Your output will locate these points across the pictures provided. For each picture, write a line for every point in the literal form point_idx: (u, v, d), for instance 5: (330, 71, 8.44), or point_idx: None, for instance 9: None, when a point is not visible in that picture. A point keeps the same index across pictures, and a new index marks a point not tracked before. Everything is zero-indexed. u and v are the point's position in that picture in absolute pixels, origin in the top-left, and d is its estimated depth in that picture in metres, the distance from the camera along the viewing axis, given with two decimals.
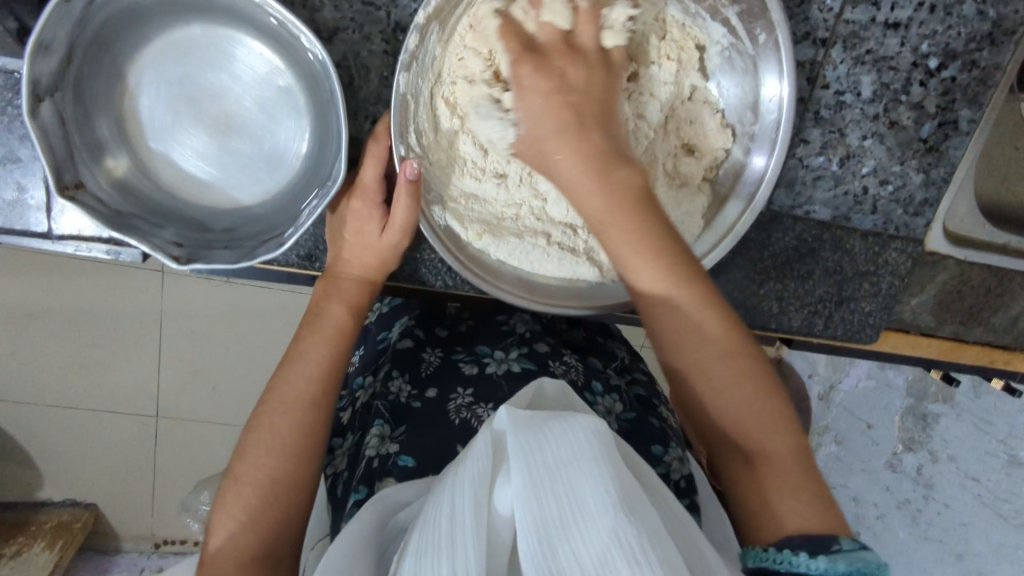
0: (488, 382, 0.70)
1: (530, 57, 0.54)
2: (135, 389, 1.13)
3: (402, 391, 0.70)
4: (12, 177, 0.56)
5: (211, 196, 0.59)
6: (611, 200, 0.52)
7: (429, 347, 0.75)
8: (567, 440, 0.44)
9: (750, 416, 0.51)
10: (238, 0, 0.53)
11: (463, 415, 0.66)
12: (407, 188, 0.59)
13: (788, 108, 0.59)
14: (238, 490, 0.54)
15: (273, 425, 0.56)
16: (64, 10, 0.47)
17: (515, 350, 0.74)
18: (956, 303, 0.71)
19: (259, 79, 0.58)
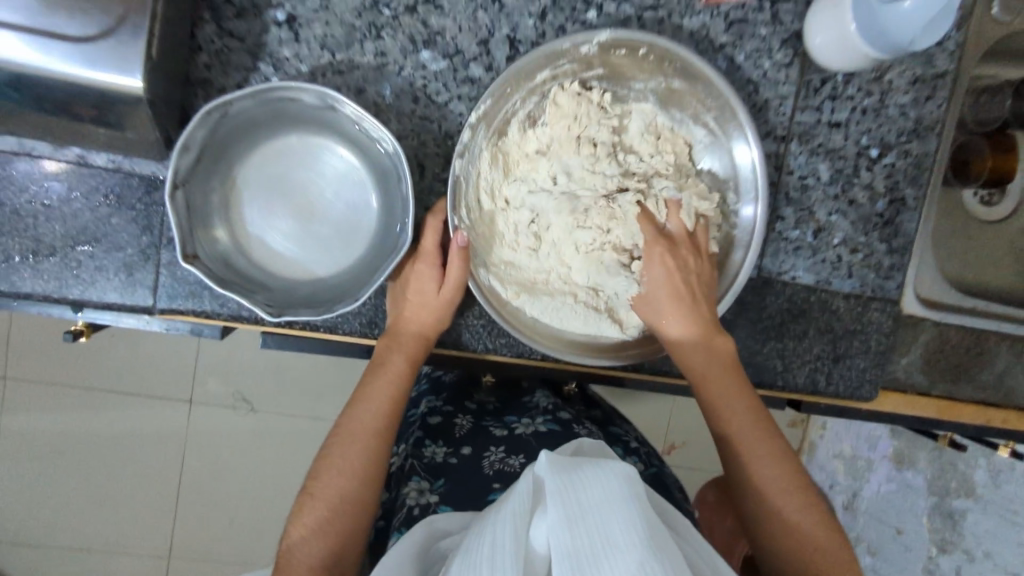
0: (520, 441, 0.77)
1: (658, 243, 0.70)
2: (258, 459, 1.42)
3: (438, 453, 0.78)
4: (131, 261, 0.71)
5: (294, 269, 0.71)
6: (692, 322, 0.71)
7: (461, 414, 0.83)
8: (599, 482, 0.50)
9: (783, 492, 0.66)
10: (330, 113, 0.67)
11: (498, 466, 0.74)
12: (459, 252, 0.69)
13: (760, 168, 0.73)
14: (312, 504, 0.61)
15: (345, 452, 0.63)
16: (203, 118, 0.61)
17: (541, 416, 0.81)
18: (942, 361, 0.96)
19: (340, 175, 0.72)
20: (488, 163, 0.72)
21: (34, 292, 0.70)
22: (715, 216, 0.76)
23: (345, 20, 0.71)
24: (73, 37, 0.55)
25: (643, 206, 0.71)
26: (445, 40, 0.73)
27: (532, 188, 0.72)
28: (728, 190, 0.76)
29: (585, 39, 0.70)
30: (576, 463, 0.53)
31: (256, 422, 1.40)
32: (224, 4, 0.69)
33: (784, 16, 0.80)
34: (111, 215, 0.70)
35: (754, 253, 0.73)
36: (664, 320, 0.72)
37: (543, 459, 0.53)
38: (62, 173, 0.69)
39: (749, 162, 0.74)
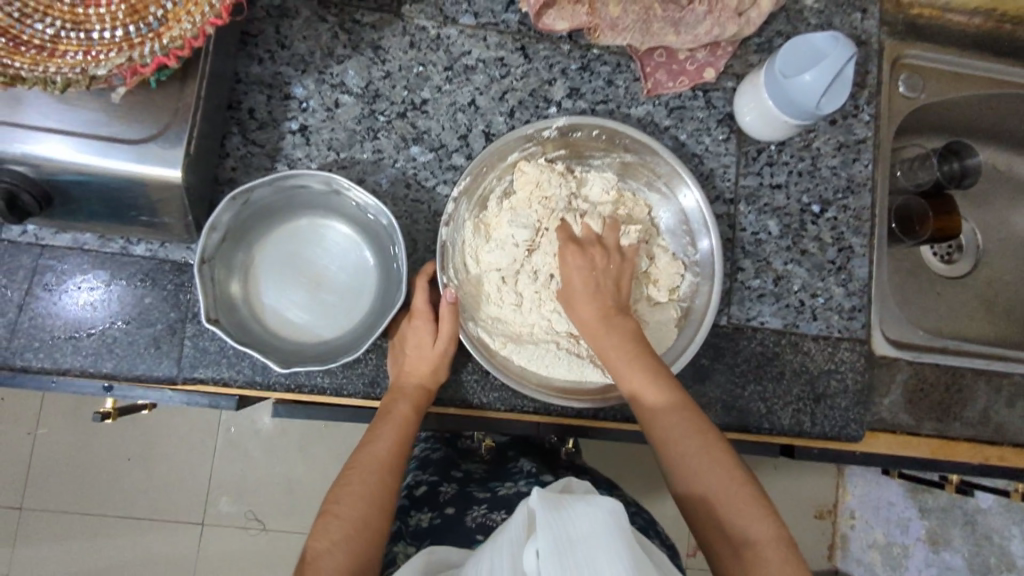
0: (502, 499, 0.83)
1: (572, 246, 0.78)
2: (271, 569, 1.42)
3: (423, 519, 0.82)
4: (159, 336, 0.80)
5: (304, 332, 0.80)
6: (610, 328, 0.76)
7: (446, 482, 0.88)
8: (587, 518, 0.55)
9: (707, 476, 0.68)
10: (335, 197, 0.80)
11: (480, 519, 0.79)
12: (449, 308, 0.79)
13: (706, 207, 0.84)
14: (337, 523, 0.66)
15: (365, 481, 0.70)
16: (230, 203, 0.73)
17: (523, 479, 0.87)
18: (925, 400, 0.98)
19: (344, 250, 0.83)
20: (471, 232, 0.84)
21: (72, 367, 0.78)
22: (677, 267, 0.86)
23: (347, 126, 0.86)
24: (133, 140, 0.68)
25: (563, 220, 0.82)
26: (431, 137, 0.88)
27: (507, 247, 0.82)
28: (685, 238, 0.87)
29: (545, 125, 0.83)
30: (565, 500, 0.58)
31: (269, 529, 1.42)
32: (249, 119, 0.84)
33: (716, 102, 0.95)
34: (146, 294, 0.80)
35: (716, 290, 0.82)
36: (579, 313, 0.78)
37: (535, 496, 0.58)
38: (107, 262, 0.80)
39: (693, 205, 0.85)
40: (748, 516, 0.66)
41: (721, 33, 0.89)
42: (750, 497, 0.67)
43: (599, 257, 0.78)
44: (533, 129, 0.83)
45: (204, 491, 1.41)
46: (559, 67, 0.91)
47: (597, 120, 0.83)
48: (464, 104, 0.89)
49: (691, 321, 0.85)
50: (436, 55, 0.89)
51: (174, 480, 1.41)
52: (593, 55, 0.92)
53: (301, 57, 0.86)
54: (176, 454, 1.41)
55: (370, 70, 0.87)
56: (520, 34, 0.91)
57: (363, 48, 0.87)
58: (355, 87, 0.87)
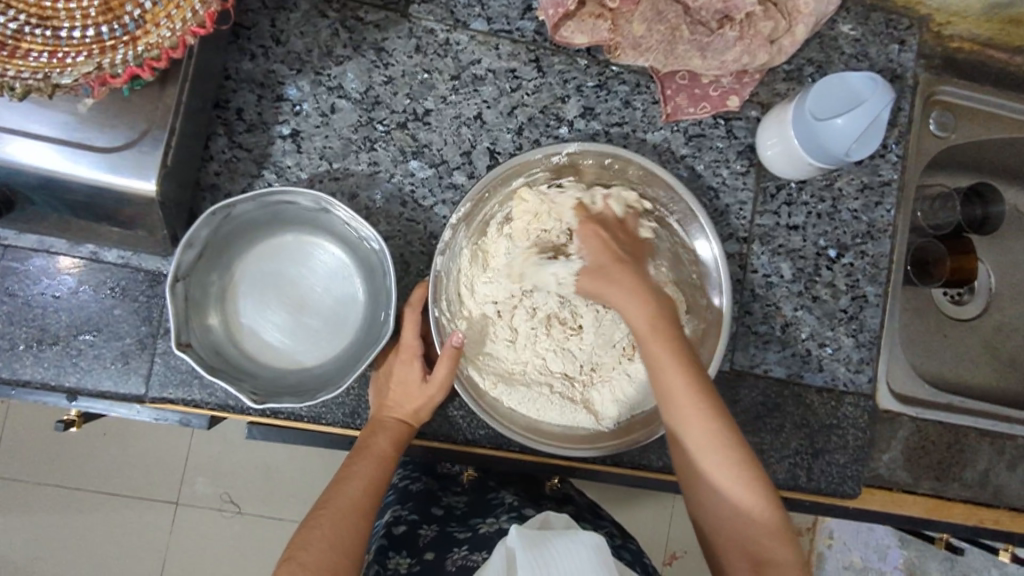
0: (483, 538, 0.79)
1: (593, 222, 0.77)
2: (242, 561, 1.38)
3: (402, 564, 0.79)
4: (128, 351, 0.75)
5: (283, 357, 0.75)
6: (622, 279, 0.72)
7: (424, 523, 0.84)
8: (569, 558, 0.58)
9: (708, 434, 0.66)
10: (324, 216, 0.74)
11: (460, 562, 0.75)
12: (451, 351, 0.74)
13: (722, 262, 0.79)
14: (302, 571, 0.62)
15: (334, 523, 0.66)
16: (207, 220, 0.68)
17: (505, 514, 0.83)
18: (925, 457, 0.95)
19: (331, 271, 0.77)
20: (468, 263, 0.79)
21: (33, 379, 0.73)
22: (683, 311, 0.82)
23: (342, 135, 0.80)
24: (104, 147, 0.62)
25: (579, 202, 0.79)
26: (432, 152, 0.82)
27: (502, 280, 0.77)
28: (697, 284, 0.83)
29: (555, 150, 0.78)
30: (544, 537, 0.60)
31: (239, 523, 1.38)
32: (236, 120, 0.78)
33: (738, 131, 0.89)
34: (115, 305, 0.75)
35: (721, 346, 0.77)
36: (596, 264, 0.74)
37: (512, 534, 0.60)
38: (74, 269, 0.74)
39: (709, 255, 0.80)
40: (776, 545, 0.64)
41: (751, 61, 0.82)
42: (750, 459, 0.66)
43: (619, 238, 0.77)
44: (542, 155, 0.78)
45: (176, 480, 1.38)
46: (574, 83, 0.85)
47: (610, 150, 0.78)
48: (469, 117, 0.83)
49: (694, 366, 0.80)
50: (443, 61, 0.82)
51: (145, 467, 1.37)
52: (612, 73, 0.86)
53: (297, 55, 0.79)
54: (150, 441, 1.37)
55: (370, 74, 0.81)
56: (535, 45, 0.84)
57: (365, 50, 0.81)
58: (353, 92, 0.80)
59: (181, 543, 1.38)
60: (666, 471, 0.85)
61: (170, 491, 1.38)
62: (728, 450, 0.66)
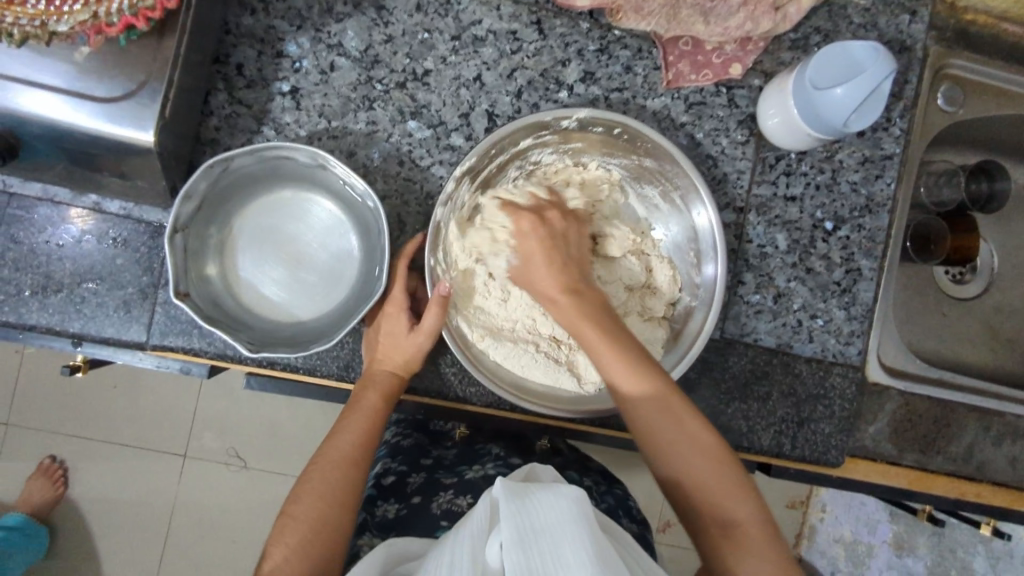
0: (469, 483, 0.83)
1: (523, 215, 0.73)
2: (244, 510, 1.42)
3: (390, 510, 0.83)
4: (129, 299, 0.77)
5: (280, 311, 0.77)
6: (551, 266, 0.71)
7: (412, 472, 0.88)
8: (551, 507, 0.55)
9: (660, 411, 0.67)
10: (318, 172, 0.75)
11: (446, 505, 0.80)
12: (438, 302, 0.75)
13: (718, 232, 0.80)
14: (294, 526, 0.65)
15: (323, 477, 0.69)
16: (205, 172, 0.69)
17: (490, 462, 0.87)
18: (911, 430, 0.96)
19: (327, 228, 0.79)
20: (457, 225, 0.79)
21: (38, 324, 0.76)
22: (675, 280, 0.83)
23: (341, 93, 0.81)
24: (103, 97, 0.63)
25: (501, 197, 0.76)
26: (430, 112, 0.82)
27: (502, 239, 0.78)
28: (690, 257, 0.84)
29: (565, 115, 0.78)
30: (527, 487, 0.58)
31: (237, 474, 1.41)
32: (236, 75, 0.79)
33: (739, 100, 0.88)
34: (117, 256, 0.77)
35: (712, 316, 0.78)
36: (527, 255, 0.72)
37: (495, 483, 0.58)
38: (78, 219, 0.76)
39: (707, 226, 0.81)
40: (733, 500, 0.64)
41: (754, 28, 0.81)
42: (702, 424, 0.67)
43: (555, 223, 0.74)
44: (553, 117, 0.78)
45: (181, 431, 1.42)
46: (575, 47, 0.85)
47: (620, 119, 0.78)
48: (469, 79, 0.83)
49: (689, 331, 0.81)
50: (444, 21, 0.82)
51: (152, 418, 1.41)
52: (614, 37, 0.85)
53: (297, 11, 0.80)
54: (157, 393, 1.41)
55: (371, 32, 0.81)
56: (537, 7, 0.84)
57: (366, 7, 0.81)
58: (353, 50, 0.81)
59: (184, 491, 1.42)
60: None
61: (175, 442, 1.42)
62: (678, 421, 0.66)
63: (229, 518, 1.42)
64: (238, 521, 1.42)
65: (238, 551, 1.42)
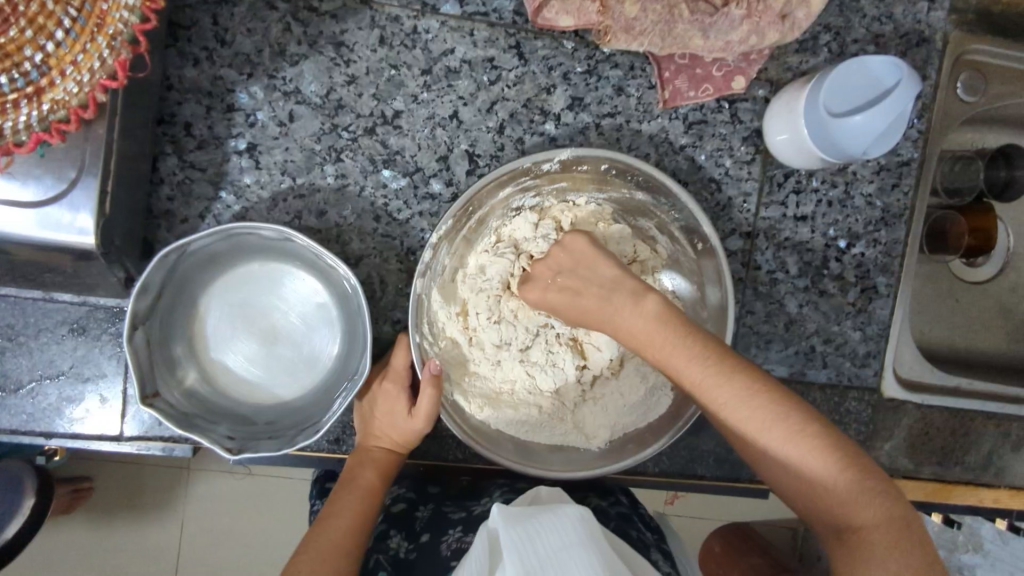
0: (478, 519, 0.74)
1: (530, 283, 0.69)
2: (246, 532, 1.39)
3: (400, 546, 0.75)
4: (97, 391, 0.72)
5: (258, 393, 0.72)
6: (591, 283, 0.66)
7: (421, 504, 0.79)
8: (555, 531, 0.55)
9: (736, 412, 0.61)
10: (289, 245, 0.69)
11: (455, 545, 0.71)
12: (431, 379, 0.70)
13: (728, 290, 0.73)
14: None
15: (312, 569, 0.63)
16: (160, 262, 0.62)
17: (500, 493, 0.78)
18: (928, 443, 0.93)
19: (302, 299, 0.72)
20: (440, 294, 0.74)
21: (1, 426, 0.71)
22: None
23: (304, 145, 0.73)
24: (34, 201, 0.56)
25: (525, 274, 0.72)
26: (404, 159, 0.74)
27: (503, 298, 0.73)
28: (696, 296, 0.78)
29: (546, 158, 0.70)
30: (525, 514, 0.58)
31: (216, 499, 1.29)
32: (185, 136, 0.71)
33: (743, 114, 0.80)
34: (77, 346, 0.71)
35: None
36: (543, 297, 0.68)
37: (494, 513, 0.58)
38: (30, 311, 0.70)
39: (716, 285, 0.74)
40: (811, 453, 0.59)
41: (759, 41, 0.72)
42: (788, 410, 0.61)
43: (576, 249, 0.68)
44: (531, 164, 0.70)
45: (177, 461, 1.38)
46: (560, 70, 0.76)
47: (607, 155, 0.70)
48: (444, 117, 0.75)
49: None
50: (412, 54, 0.73)
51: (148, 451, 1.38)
52: (602, 56, 0.77)
53: (246, 56, 0.71)
54: None
55: (330, 73, 0.72)
56: (515, 28, 0.75)
57: (323, 45, 0.72)
58: (312, 95, 0.72)
59: None
60: (662, 476, 0.83)
61: None
62: (761, 413, 0.60)
63: None
64: None
65: None
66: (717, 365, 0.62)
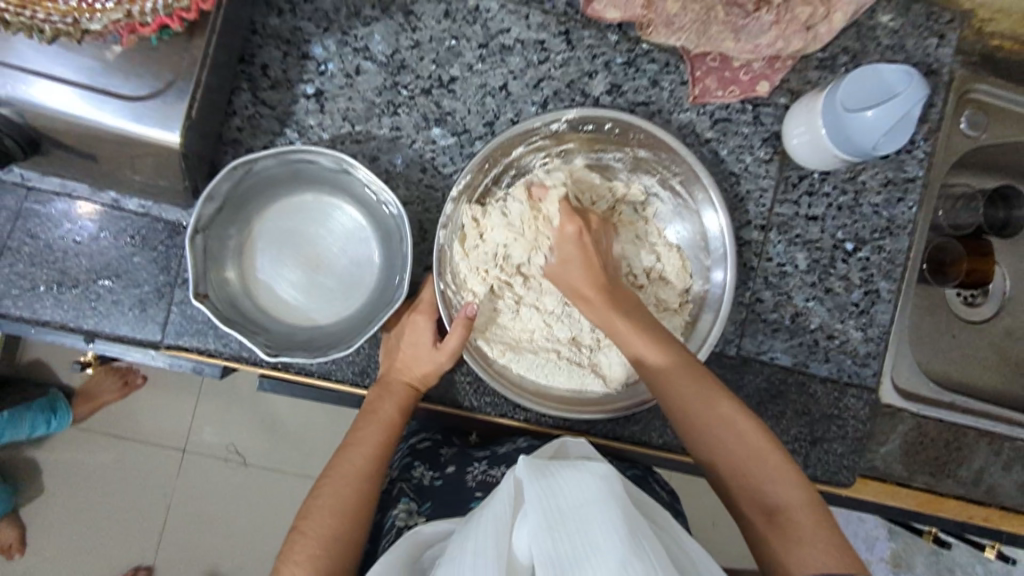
0: (502, 455, 0.77)
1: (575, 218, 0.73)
2: (237, 504, 1.39)
3: (424, 476, 0.77)
4: (145, 297, 0.76)
5: (296, 314, 0.76)
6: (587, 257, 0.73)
7: (446, 445, 0.81)
8: (578, 487, 0.51)
9: (684, 387, 0.67)
10: (344, 178, 0.75)
11: (480, 478, 0.75)
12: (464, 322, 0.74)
13: (728, 235, 0.79)
14: (305, 541, 0.64)
15: (336, 492, 0.67)
16: (229, 173, 0.68)
17: (521, 438, 0.82)
18: (921, 453, 0.96)
19: (347, 233, 0.78)
20: (461, 247, 0.78)
21: (52, 320, 0.75)
22: (686, 277, 0.82)
23: (366, 97, 0.80)
24: (129, 95, 0.62)
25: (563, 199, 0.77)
26: (455, 120, 0.81)
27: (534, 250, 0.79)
28: (697, 255, 0.83)
29: (555, 118, 0.77)
30: (550, 465, 0.54)
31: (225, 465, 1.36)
32: (261, 76, 0.78)
33: (765, 118, 0.88)
34: (135, 253, 0.76)
35: (722, 317, 0.78)
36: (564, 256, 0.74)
37: (520, 464, 0.55)
38: (97, 215, 0.76)
39: (716, 229, 0.80)
40: (791, 481, 0.63)
41: (784, 47, 0.81)
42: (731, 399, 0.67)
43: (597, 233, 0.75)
44: (541, 123, 0.77)
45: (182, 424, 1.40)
46: (602, 59, 0.84)
47: (611, 114, 0.77)
48: (494, 87, 0.82)
49: (699, 330, 0.81)
50: (472, 28, 0.81)
51: (155, 412, 1.40)
52: (642, 51, 0.85)
53: (324, 13, 0.79)
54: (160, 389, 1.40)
55: (398, 36, 0.80)
56: (565, 17, 0.83)
57: (394, 12, 0.80)
58: (380, 54, 0.80)
59: (180, 485, 1.39)
60: (665, 448, 0.86)
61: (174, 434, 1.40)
62: (706, 396, 0.67)
63: (221, 513, 1.38)
64: (231, 515, 1.39)
65: (226, 543, 1.38)
66: (663, 347, 0.69)
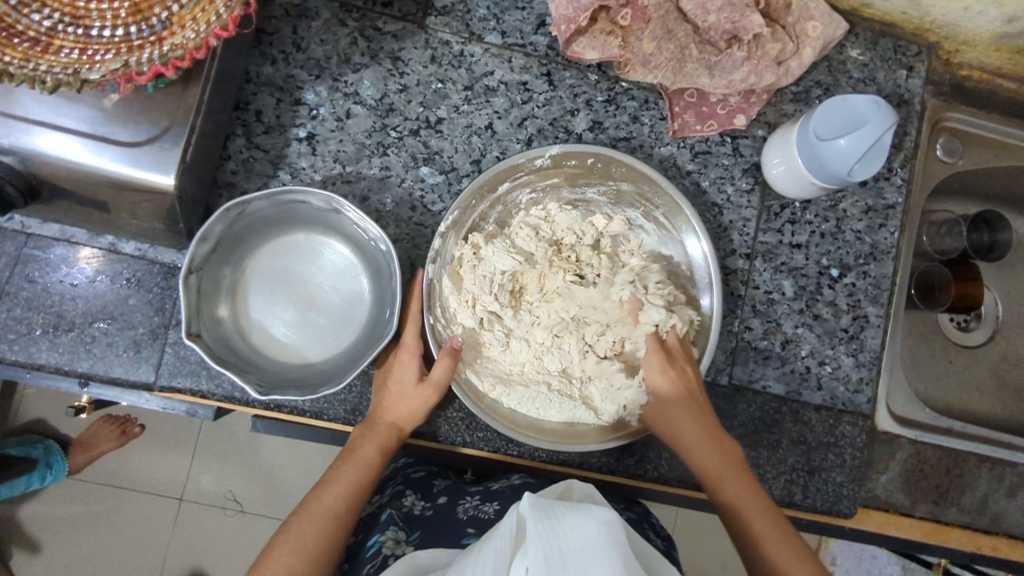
0: (494, 491, 0.76)
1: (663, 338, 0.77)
2: (232, 554, 1.36)
3: (415, 505, 0.77)
4: (139, 339, 0.77)
5: (287, 352, 0.77)
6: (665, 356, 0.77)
7: (439, 477, 0.81)
8: (584, 531, 0.50)
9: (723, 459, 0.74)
10: (335, 218, 0.77)
11: (472, 511, 0.73)
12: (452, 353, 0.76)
13: (711, 263, 0.80)
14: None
15: (299, 532, 0.67)
16: (223, 215, 0.70)
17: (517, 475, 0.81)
18: (922, 480, 0.94)
19: (338, 271, 0.80)
20: (450, 281, 0.80)
21: (48, 363, 0.76)
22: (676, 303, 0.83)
23: (356, 139, 0.83)
24: (126, 141, 0.65)
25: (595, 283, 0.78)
26: (442, 158, 0.84)
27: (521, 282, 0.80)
28: (683, 283, 0.84)
29: (539, 154, 0.80)
30: (555, 507, 0.53)
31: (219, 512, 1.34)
32: (255, 122, 0.81)
33: (744, 150, 0.91)
34: (129, 296, 0.77)
35: (712, 340, 0.78)
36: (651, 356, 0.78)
37: (525, 501, 0.53)
38: (93, 260, 0.77)
39: (699, 255, 0.82)
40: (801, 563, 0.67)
41: (758, 81, 0.84)
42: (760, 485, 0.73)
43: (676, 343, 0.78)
44: (525, 158, 0.80)
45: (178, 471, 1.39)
46: (583, 98, 0.87)
47: (593, 149, 0.79)
48: (480, 127, 0.85)
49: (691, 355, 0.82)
50: (457, 72, 0.85)
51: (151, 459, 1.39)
52: (621, 89, 0.88)
53: (316, 61, 0.83)
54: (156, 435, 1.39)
55: (386, 81, 0.84)
56: (547, 59, 0.87)
57: (382, 58, 0.84)
58: (369, 98, 0.83)
59: (174, 534, 1.37)
60: (661, 480, 0.85)
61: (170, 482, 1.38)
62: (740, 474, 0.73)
63: (216, 563, 1.36)
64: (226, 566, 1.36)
65: None
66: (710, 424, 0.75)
